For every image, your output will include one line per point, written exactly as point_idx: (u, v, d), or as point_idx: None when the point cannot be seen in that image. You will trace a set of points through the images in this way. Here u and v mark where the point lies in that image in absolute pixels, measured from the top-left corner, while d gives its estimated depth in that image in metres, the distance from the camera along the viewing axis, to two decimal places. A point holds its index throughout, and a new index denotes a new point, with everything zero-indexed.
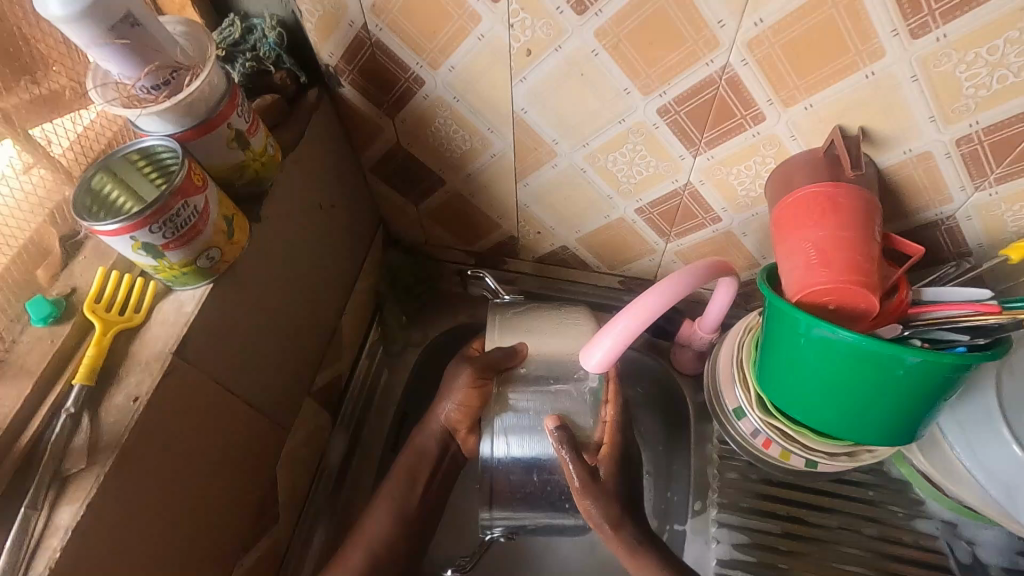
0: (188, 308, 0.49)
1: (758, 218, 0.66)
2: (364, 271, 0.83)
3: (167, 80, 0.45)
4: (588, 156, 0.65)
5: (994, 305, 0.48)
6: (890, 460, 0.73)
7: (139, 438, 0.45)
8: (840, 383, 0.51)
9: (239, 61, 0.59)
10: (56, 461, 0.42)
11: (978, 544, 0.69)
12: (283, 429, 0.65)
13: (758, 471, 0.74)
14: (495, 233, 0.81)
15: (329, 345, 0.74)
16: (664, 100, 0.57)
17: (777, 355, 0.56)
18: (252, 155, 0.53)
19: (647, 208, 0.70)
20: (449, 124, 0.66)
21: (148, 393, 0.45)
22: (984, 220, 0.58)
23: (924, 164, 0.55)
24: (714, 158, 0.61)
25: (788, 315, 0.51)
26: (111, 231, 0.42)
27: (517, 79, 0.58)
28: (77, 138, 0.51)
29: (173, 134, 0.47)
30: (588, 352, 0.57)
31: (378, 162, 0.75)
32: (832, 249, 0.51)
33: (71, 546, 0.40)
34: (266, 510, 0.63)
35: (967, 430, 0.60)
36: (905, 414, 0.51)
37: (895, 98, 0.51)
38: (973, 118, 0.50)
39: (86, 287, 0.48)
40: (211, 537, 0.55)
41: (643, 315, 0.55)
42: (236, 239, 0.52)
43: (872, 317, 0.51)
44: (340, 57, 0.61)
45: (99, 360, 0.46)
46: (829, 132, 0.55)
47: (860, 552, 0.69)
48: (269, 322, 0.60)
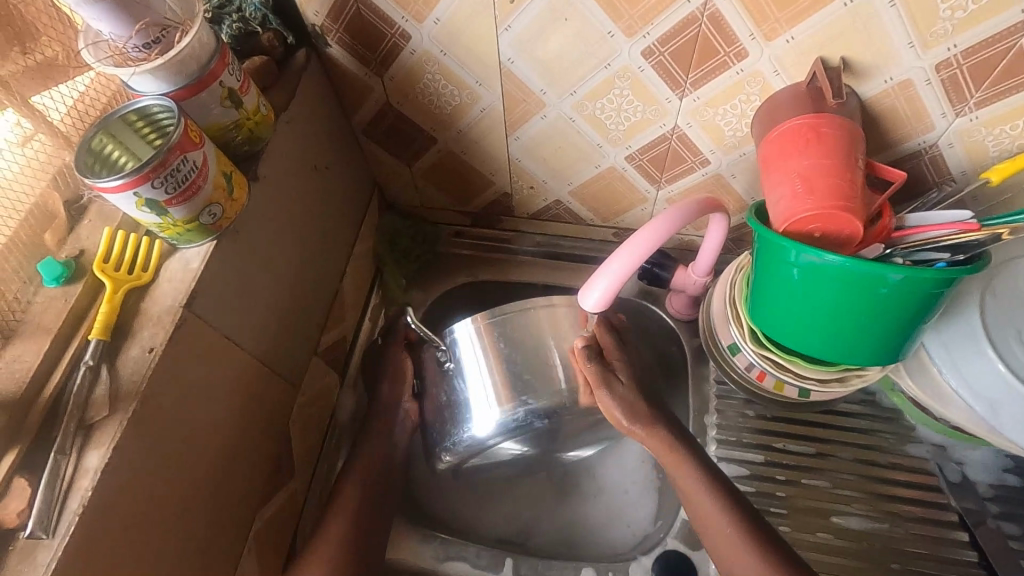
0: (194, 264, 0.51)
1: (745, 158, 0.67)
2: (362, 236, 0.84)
3: (157, 39, 0.46)
4: (576, 105, 0.66)
5: (975, 224, 0.49)
6: (882, 391, 0.76)
7: (156, 387, 0.46)
8: (827, 308, 0.53)
9: (226, 22, 0.59)
10: (80, 411, 0.44)
11: (966, 464, 0.72)
12: (294, 386, 0.67)
13: (756, 408, 0.76)
14: (488, 191, 0.83)
15: (332, 308, 0.76)
16: (648, 41, 0.57)
17: (767, 287, 0.57)
18: (245, 114, 0.54)
19: (636, 155, 0.71)
20: (437, 80, 0.67)
21: (162, 344, 0.47)
22: (965, 146, 0.59)
23: (905, 92, 0.56)
24: (700, 99, 0.62)
25: (776, 244, 0.53)
26: (115, 187, 0.44)
27: (502, 28, 0.59)
28: (74, 104, 0.52)
29: (166, 93, 0.48)
30: (584, 294, 0.58)
31: (370, 124, 0.75)
32: (816, 177, 0.52)
33: (101, 486, 0.42)
34: (283, 464, 0.66)
35: (952, 352, 0.62)
36: (892, 334, 0.53)
37: (874, 25, 0.52)
38: (950, 42, 0.52)
39: (94, 249, 0.50)
40: (234, 488, 0.57)
41: (640, 249, 0.56)
42: (236, 196, 0.53)
43: (856, 242, 0.53)
44: (326, 15, 0.61)
45: (113, 315, 0.48)
46: (811, 64, 0.56)
47: (855, 479, 0.72)
48: (273, 281, 0.61)
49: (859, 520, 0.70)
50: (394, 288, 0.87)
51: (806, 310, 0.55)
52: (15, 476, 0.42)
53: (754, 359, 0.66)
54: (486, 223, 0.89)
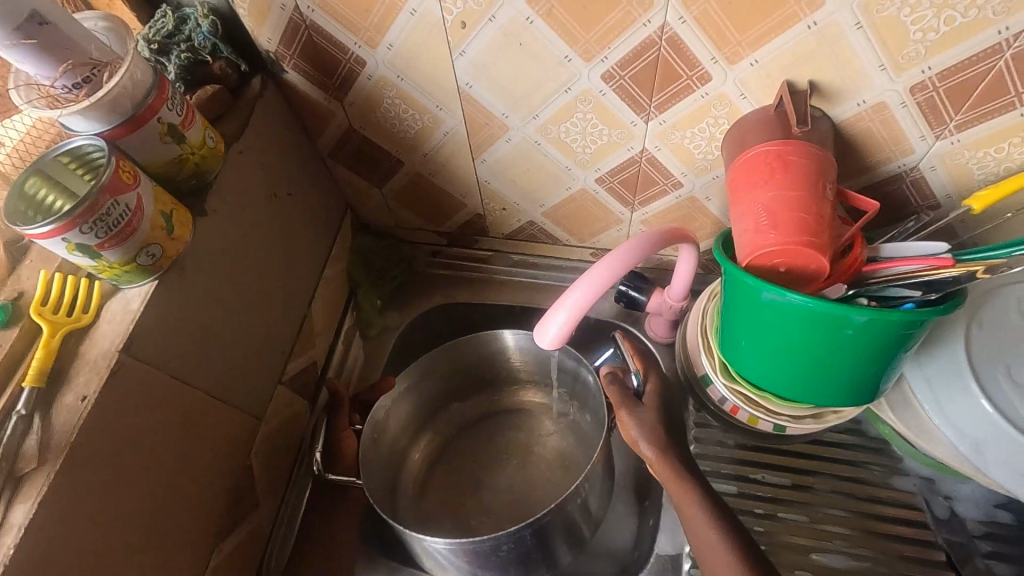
0: (134, 305, 0.50)
1: (718, 181, 0.65)
2: (333, 259, 0.83)
3: (86, 78, 0.45)
4: (540, 128, 0.64)
5: (948, 259, 0.46)
6: (868, 420, 0.73)
7: (89, 436, 0.45)
8: (794, 347, 0.50)
9: (175, 53, 0.57)
10: (8, 463, 0.43)
11: (955, 499, 0.68)
12: (256, 418, 0.66)
13: (734, 437, 0.74)
14: (461, 213, 0.81)
15: (300, 334, 0.74)
16: (607, 65, 0.55)
17: (734, 324, 0.55)
18: (189, 149, 0.52)
19: (607, 177, 0.69)
20: (397, 104, 0.65)
21: (96, 391, 0.46)
22: (948, 169, 0.56)
23: (880, 114, 0.53)
24: (666, 122, 0.59)
25: (740, 280, 0.50)
26: (42, 233, 0.43)
27: (456, 53, 0.57)
28: (15, 146, 0.51)
29: (101, 133, 0.47)
30: (542, 330, 0.55)
31: (336, 147, 0.74)
32: (781, 209, 0.49)
33: (27, 542, 0.41)
34: (243, 499, 0.64)
35: (935, 388, 0.59)
36: (863, 376, 0.50)
37: (842, 48, 0.49)
38: (924, 64, 0.48)
39: (32, 291, 0.49)
40: (187, 528, 0.56)
41: (595, 282, 0.53)
42: (178, 235, 0.52)
43: (823, 278, 0.50)
44: (280, 42, 0.60)
45: (48, 361, 0.47)
46: (778, 88, 0.53)
47: (838, 513, 0.69)
48: (229, 315, 0.60)
49: (842, 558, 0.66)
50: (368, 311, 0.85)
51: (773, 350, 0.52)
52: None
53: (726, 393, 0.63)
54: (463, 242, 0.87)
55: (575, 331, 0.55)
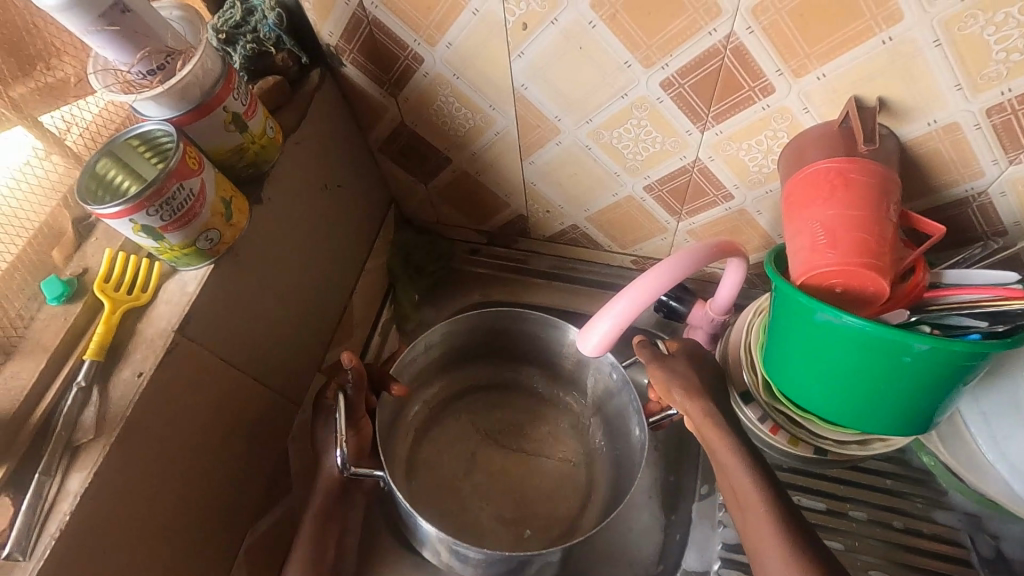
0: (190, 287, 0.51)
1: (771, 195, 0.63)
2: (375, 252, 0.84)
3: (160, 65, 0.46)
4: (592, 133, 0.63)
5: (1019, 290, 0.45)
6: (912, 449, 0.70)
7: (143, 411, 0.47)
8: (847, 371, 0.49)
9: (240, 43, 0.59)
10: (68, 432, 0.45)
11: (1002, 539, 0.65)
12: (294, 404, 0.67)
13: (770, 458, 0.71)
14: (503, 212, 0.81)
15: (340, 324, 0.75)
16: (667, 72, 0.54)
17: (782, 343, 0.53)
18: (250, 138, 0.54)
19: (656, 185, 0.68)
20: (451, 102, 0.65)
21: (152, 368, 0.47)
22: (1019, 196, 0.54)
23: (951, 136, 0.51)
24: (723, 133, 0.58)
25: (792, 298, 0.49)
26: (112, 213, 0.44)
27: (515, 54, 0.57)
28: (88, 125, 0.53)
29: (170, 118, 0.49)
30: (584, 336, 0.56)
31: (386, 141, 0.75)
32: (841, 228, 0.48)
33: (82, 509, 0.43)
34: (278, 482, 0.66)
35: (990, 421, 0.57)
36: (917, 404, 0.48)
37: (917, 65, 0.47)
38: (1004, 85, 0.46)
39: (96, 268, 0.51)
40: (223, 506, 0.57)
41: (642, 294, 0.53)
42: (235, 221, 0.53)
43: (881, 301, 0.48)
44: (340, 36, 0.61)
45: (108, 336, 0.48)
46: (844, 103, 0.51)
47: (876, 544, 0.67)
48: (276, 301, 0.61)
49: None
50: (406, 305, 0.86)
51: (822, 372, 0.51)
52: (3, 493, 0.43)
53: (767, 411, 0.62)
54: (502, 242, 0.88)
55: (617, 339, 0.56)
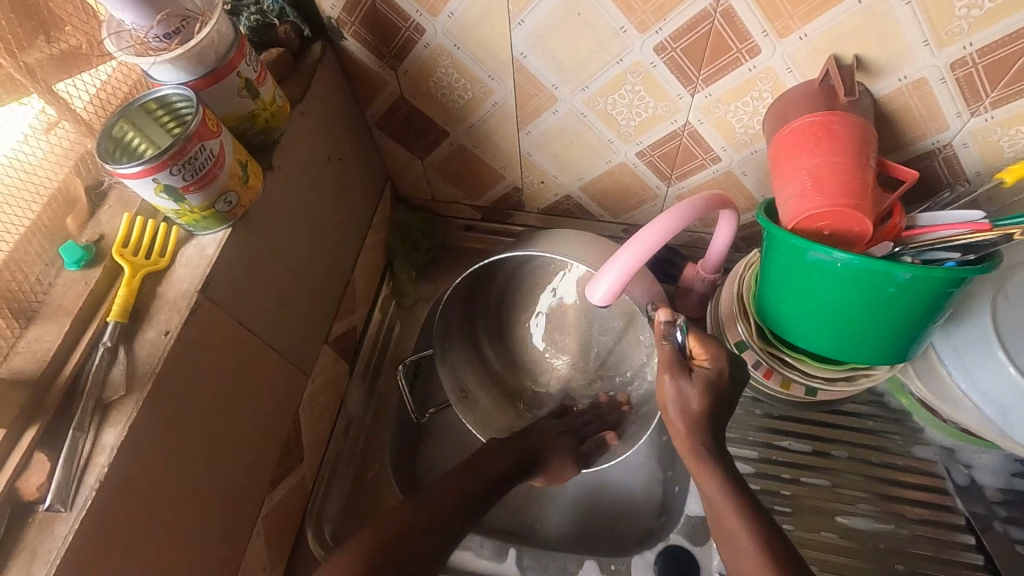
0: (209, 250, 0.52)
1: (756, 156, 0.67)
2: (373, 228, 0.85)
3: (177, 29, 0.48)
4: (588, 100, 0.66)
5: (986, 224, 0.49)
6: (891, 393, 0.76)
7: (170, 369, 0.47)
8: (838, 305, 0.53)
9: (244, 14, 0.61)
10: (98, 390, 0.45)
11: (975, 468, 0.71)
12: (304, 373, 0.68)
13: (762, 407, 0.77)
14: (498, 186, 0.83)
15: (343, 297, 0.77)
16: (660, 37, 0.57)
17: (777, 286, 0.57)
18: (261, 105, 0.55)
19: (648, 151, 0.71)
20: (451, 73, 0.67)
21: (178, 327, 0.48)
22: (980, 146, 0.59)
23: (919, 91, 0.56)
24: (712, 96, 0.62)
25: (784, 241, 0.53)
26: (135, 173, 0.45)
27: (515, 23, 0.60)
28: (97, 93, 0.53)
29: (185, 83, 0.49)
30: (592, 287, 0.58)
31: (384, 116, 0.76)
32: (827, 174, 0.52)
33: (117, 463, 0.44)
34: (293, 449, 0.67)
35: (963, 355, 0.62)
36: (899, 333, 0.53)
37: (889, 23, 0.52)
38: (966, 40, 0.51)
39: (113, 234, 0.51)
40: (245, 469, 0.59)
41: (647, 243, 0.56)
42: (251, 184, 0.54)
43: (866, 240, 0.52)
44: (342, 8, 0.62)
45: (131, 298, 0.49)
46: (824, 62, 0.56)
47: (861, 479, 0.72)
48: (287, 271, 0.63)
49: (865, 521, 0.69)
50: (404, 280, 0.88)
51: (815, 309, 0.55)
52: (36, 450, 0.44)
53: (761, 357, 0.66)
54: (496, 217, 0.90)
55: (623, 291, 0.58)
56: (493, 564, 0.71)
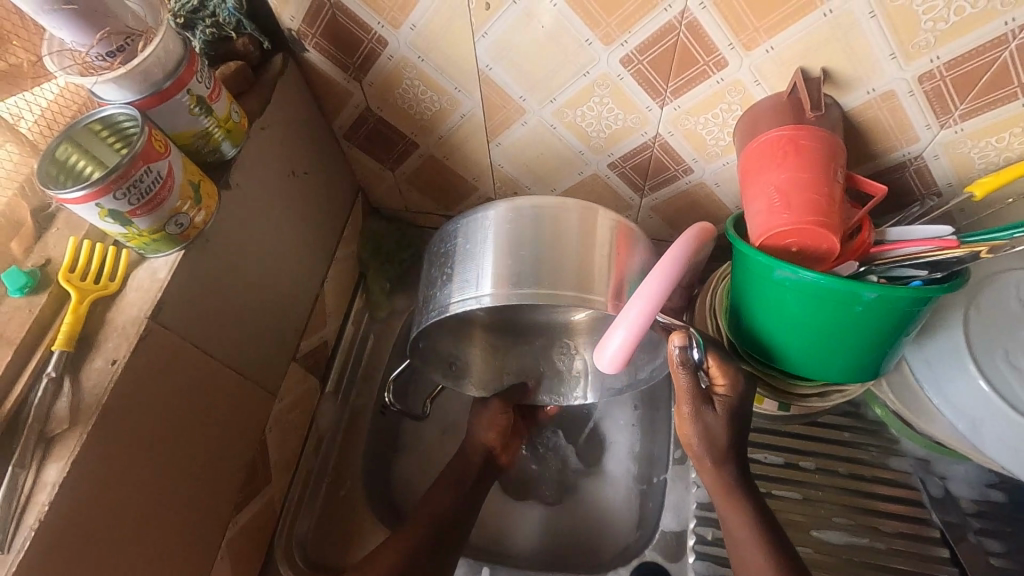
0: (161, 274, 0.50)
1: (728, 167, 0.66)
2: (345, 240, 0.84)
3: (121, 47, 0.46)
4: (557, 112, 0.65)
5: (953, 240, 0.48)
6: (866, 403, 0.75)
7: (118, 399, 0.46)
8: (806, 323, 0.52)
9: (199, 27, 0.60)
10: (40, 423, 0.44)
11: (950, 479, 0.71)
12: (271, 393, 0.67)
13: None
14: (471, 196, 0.82)
15: (313, 312, 0.75)
16: (626, 49, 0.56)
17: (747, 302, 0.56)
18: (216, 122, 0.53)
19: (619, 163, 0.70)
20: (416, 85, 0.66)
21: (126, 356, 0.47)
22: (951, 158, 0.58)
23: (888, 103, 0.55)
24: (681, 108, 0.61)
25: (752, 258, 0.52)
26: (76, 198, 0.43)
27: (479, 35, 0.58)
28: (43, 112, 0.51)
29: (132, 102, 0.48)
30: (599, 351, 0.53)
31: (351, 128, 0.75)
32: (793, 190, 0.51)
33: (60, 500, 0.42)
34: (259, 471, 0.66)
35: (934, 368, 0.61)
36: (866, 351, 0.52)
37: (855, 37, 0.51)
38: (933, 53, 0.50)
39: (60, 258, 0.50)
40: (207, 494, 0.57)
41: (653, 297, 0.49)
42: (205, 205, 0.52)
43: (834, 257, 0.52)
44: (302, 20, 0.61)
45: (77, 326, 0.47)
46: (792, 75, 0.55)
47: (836, 492, 0.71)
48: (250, 289, 0.61)
49: (840, 534, 0.69)
50: (377, 293, 0.87)
51: (784, 326, 0.54)
52: None
53: None
54: None
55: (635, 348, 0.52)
56: None
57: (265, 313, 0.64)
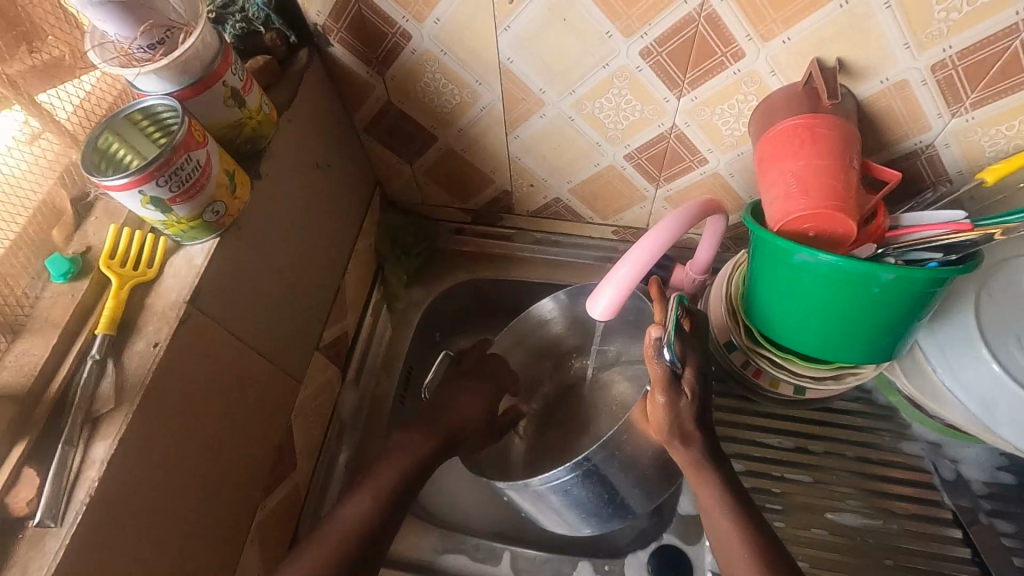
0: (198, 260, 0.52)
1: (743, 157, 0.68)
2: (364, 232, 0.85)
3: (161, 39, 0.48)
4: (576, 104, 0.67)
5: (967, 224, 0.50)
6: (878, 389, 0.76)
7: (160, 380, 0.47)
8: (822, 305, 0.54)
9: (230, 22, 0.61)
10: (87, 403, 0.45)
11: (961, 462, 0.72)
12: (297, 380, 0.68)
13: (749, 405, 0.77)
14: (487, 189, 0.83)
15: (334, 303, 0.76)
16: (646, 41, 0.58)
17: (764, 287, 0.58)
18: (248, 113, 0.55)
19: (635, 154, 0.72)
20: (438, 79, 0.67)
21: (167, 338, 0.48)
22: (961, 146, 0.60)
23: (902, 92, 0.57)
24: (698, 99, 0.62)
25: (771, 243, 0.53)
26: (120, 185, 0.45)
27: (501, 28, 0.60)
28: (81, 103, 0.53)
29: (171, 93, 0.49)
30: (593, 301, 0.58)
31: (372, 121, 0.76)
32: (810, 176, 0.53)
33: (108, 476, 0.44)
34: (285, 457, 0.67)
35: (947, 352, 0.62)
36: (880, 333, 0.54)
37: (869, 27, 0.52)
38: (946, 43, 0.52)
39: (100, 245, 0.51)
40: (239, 477, 0.58)
41: (645, 255, 0.56)
42: (238, 194, 0.54)
43: (851, 241, 0.53)
44: (328, 15, 0.62)
45: (119, 310, 0.49)
46: (807, 65, 0.56)
47: (848, 475, 0.72)
48: (278, 276, 0.63)
49: (854, 516, 0.70)
50: (395, 284, 0.89)
51: (801, 309, 0.56)
52: (25, 466, 0.44)
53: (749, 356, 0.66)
54: (487, 220, 0.90)
55: (623, 303, 0.58)
56: (487, 566, 0.72)
57: (291, 301, 0.66)
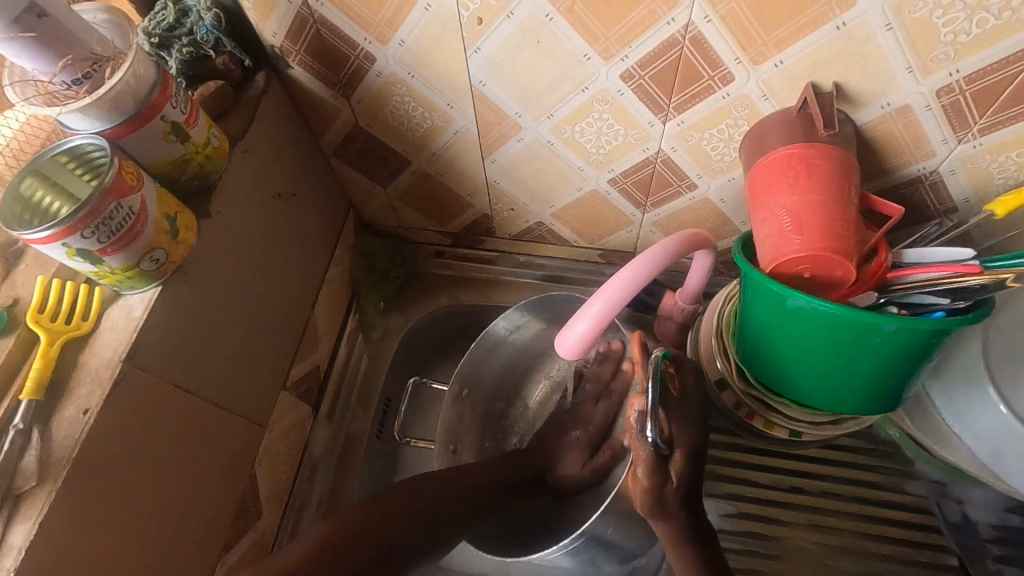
0: (137, 312, 0.48)
1: (734, 183, 0.63)
2: (337, 258, 0.81)
3: (87, 74, 0.43)
4: (554, 128, 0.62)
5: (976, 266, 0.45)
6: (879, 424, 0.72)
7: (90, 450, 0.43)
8: (818, 354, 0.49)
9: (176, 47, 0.56)
10: (7, 480, 0.41)
11: (967, 503, 0.68)
12: (260, 425, 0.64)
13: (744, 442, 0.72)
14: (466, 213, 0.79)
15: (303, 338, 0.72)
16: (627, 64, 0.53)
17: (757, 330, 0.53)
18: (194, 148, 0.50)
19: (620, 178, 0.67)
20: (407, 101, 0.63)
21: (98, 404, 0.44)
22: (968, 173, 0.55)
23: (904, 118, 0.52)
24: (684, 123, 0.58)
25: (764, 286, 0.49)
26: (40, 239, 0.40)
27: (471, 50, 0.55)
28: (8, 142, 0.49)
29: (101, 131, 0.45)
30: (563, 334, 0.55)
31: (340, 144, 0.71)
32: (805, 214, 0.48)
33: (27, 564, 0.39)
34: (247, 508, 0.63)
35: (954, 394, 0.58)
36: (881, 384, 0.50)
37: (869, 50, 0.48)
38: (952, 67, 0.47)
39: (28, 298, 0.47)
40: (192, 538, 0.54)
41: (618, 291, 0.52)
42: (183, 238, 0.49)
43: (849, 285, 0.49)
44: (285, 36, 0.58)
45: (47, 371, 0.44)
46: (801, 90, 0.52)
47: (847, 517, 0.69)
48: (234, 318, 0.58)
49: (853, 563, 0.66)
50: (371, 312, 0.84)
51: (796, 356, 0.51)
52: None
53: (741, 397, 0.62)
54: (468, 243, 0.85)
55: (595, 340, 0.55)
56: None
57: (252, 342, 0.62)
